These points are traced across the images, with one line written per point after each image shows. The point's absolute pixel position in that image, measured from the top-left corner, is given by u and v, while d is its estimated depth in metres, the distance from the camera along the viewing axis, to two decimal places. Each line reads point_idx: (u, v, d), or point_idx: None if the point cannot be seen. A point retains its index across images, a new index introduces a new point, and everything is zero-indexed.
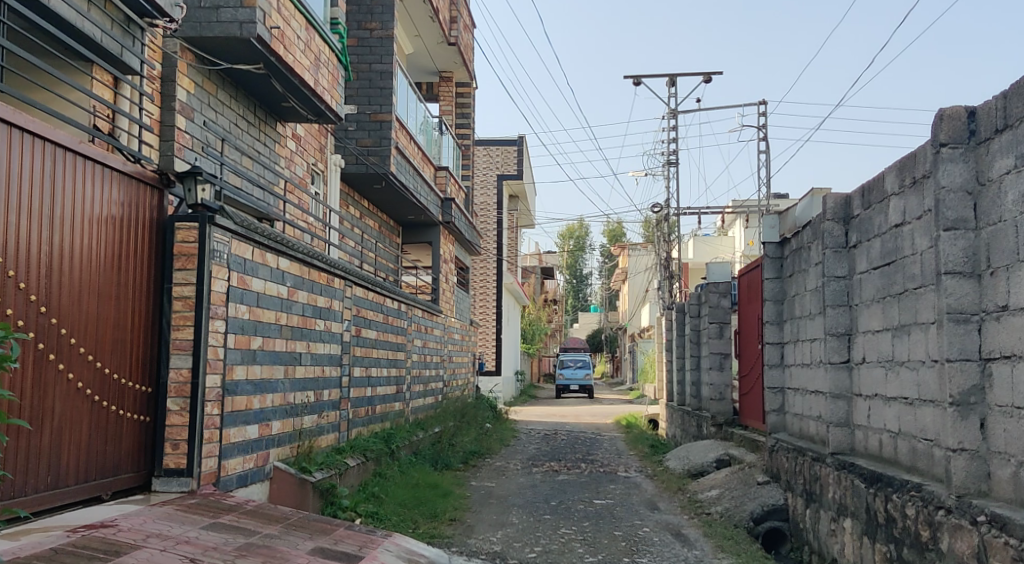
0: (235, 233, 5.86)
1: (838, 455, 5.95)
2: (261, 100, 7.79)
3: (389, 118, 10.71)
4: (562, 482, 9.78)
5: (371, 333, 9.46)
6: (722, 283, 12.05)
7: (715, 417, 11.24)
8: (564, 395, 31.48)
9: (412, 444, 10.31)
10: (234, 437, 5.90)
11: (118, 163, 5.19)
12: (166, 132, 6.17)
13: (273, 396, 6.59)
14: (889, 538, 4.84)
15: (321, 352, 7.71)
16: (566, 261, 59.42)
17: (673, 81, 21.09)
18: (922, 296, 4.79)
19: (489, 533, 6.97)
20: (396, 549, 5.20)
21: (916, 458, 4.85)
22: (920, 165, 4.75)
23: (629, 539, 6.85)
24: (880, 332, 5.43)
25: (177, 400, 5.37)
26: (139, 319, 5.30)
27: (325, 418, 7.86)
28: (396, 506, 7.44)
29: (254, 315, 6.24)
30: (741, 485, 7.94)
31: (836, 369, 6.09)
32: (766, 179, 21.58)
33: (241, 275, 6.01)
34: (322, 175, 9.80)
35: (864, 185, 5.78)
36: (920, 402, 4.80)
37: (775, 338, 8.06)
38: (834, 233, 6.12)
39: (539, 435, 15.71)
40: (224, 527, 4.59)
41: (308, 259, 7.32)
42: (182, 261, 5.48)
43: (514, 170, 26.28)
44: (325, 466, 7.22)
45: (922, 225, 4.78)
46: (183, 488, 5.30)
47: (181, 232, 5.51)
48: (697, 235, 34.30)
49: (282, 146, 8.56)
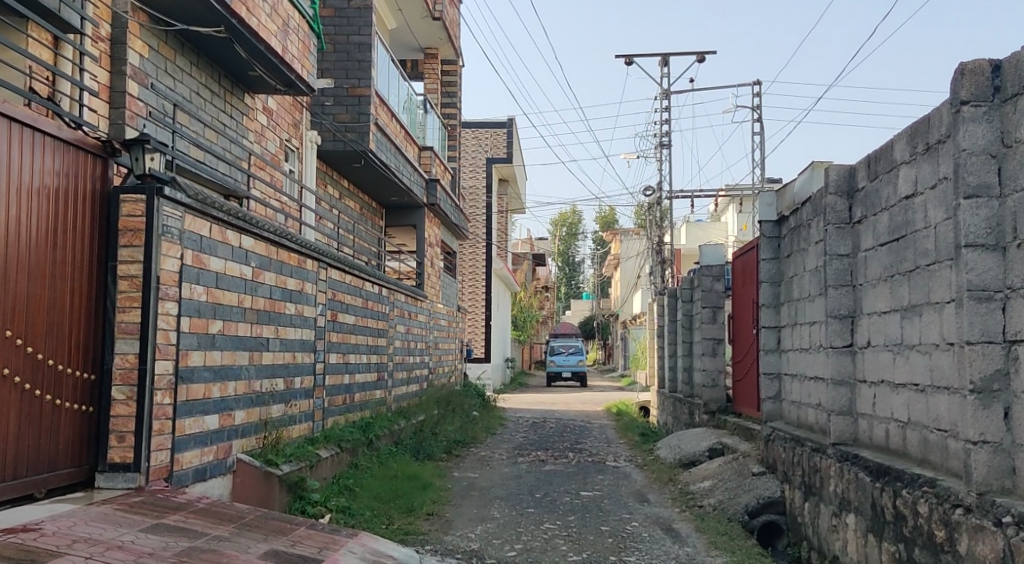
0: (189, 207, 5.41)
1: (840, 446, 5.54)
2: (225, 68, 7.32)
3: (368, 92, 10.20)
4: (549, 472, 9.37)
5: (348, 317, 9.00)
6: (715, 266, 11.46)
7: (707, 405, 10.86)
8: (555, 383, 31.09)
9: (392, 433, 9.89)
10: (189, 428, 5.46)
11: (53, 128, 4.72)
12: (116, 99, 5.69)
13: (236, 384, 6.14)
14: (898, 537, 4.44)
15: (291, 337, 7.26)
16: (558, 248, 58.87)
17: (667, 60, 20.58)
18: (936, 273, 4.36)
19: (468, 529, 6.54)
20: (361, 550, 4.76)
21: (928, 451, 4.45)
22: (935, 129, 4.33)
23: (617, 535, 6.43)
24: (888, 313, 5.02)
25: (123, 388, 4.95)
26: (80, 299, 4.86)
27: (297, 407, 7.41)
28: (371, 501, 7.01)
29: (213, 296, 5.80)
30: (735, 476, 7.53)
31: (838, 354, 5.68)
32: (761, 162, 21.10)
33: (197, 254, 5.56)
34: (297, 151, 9.32)
35: (870, 155, 5.35)
36: (933, 389, 4.39)
37: (771, 322, 7.66)
38: (837, 208, 5.69)
39: (529, 424, 15.25)
40: (166, 528, 4.15)
41: (277, 238, 6.86)
42: (127, 237, 5.03)
43: (503, 153, 25.80)
44: (294, 458, 6.78)
45: (937, 195, 4.35)
46: (130, 484, 4.88)
47: (127, 205, 5.06)
48: (689, 221, 33.86)
49: (251, 119, 8.08)
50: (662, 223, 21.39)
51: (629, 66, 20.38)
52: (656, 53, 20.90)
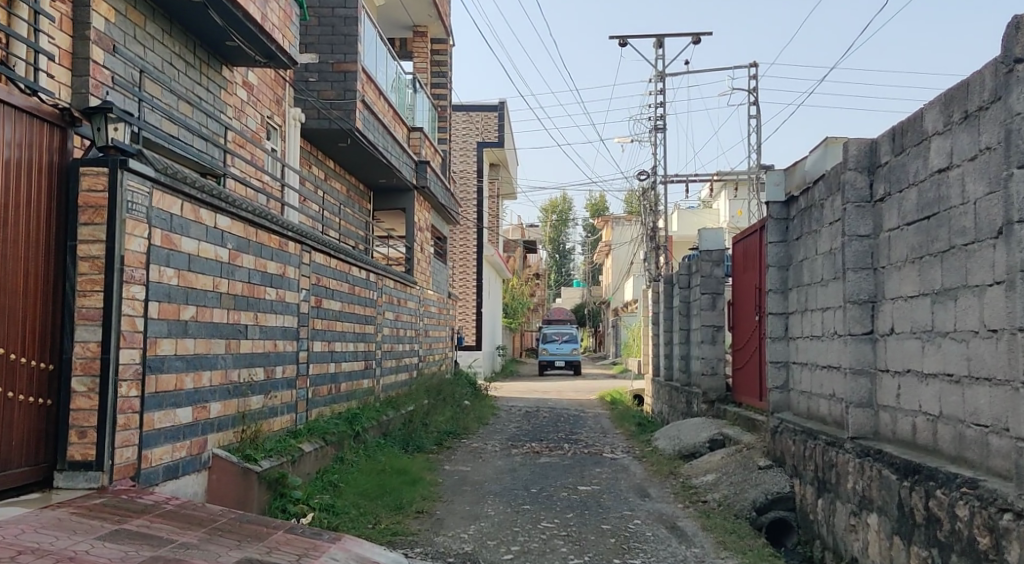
0: (158, 183, 4.98)
1: (860, 440, 5.17)
2: (201, 37, 6.86)
3: (353, 68, 9.76)
4: (543, 465, 9.00)
5: (334, 304, 8.56)
6: (715, 251, 11.02)
7: (706, 394, 10.50)
8: (547, 371, 30.73)
9: (380, 425, 9.50)
10: (159, 422, 5.05)
11: (5, 93, 4.28)
12: (79, 66, 5.23)
13: (211, 373, 5.73)
14: (931, 541, 4.09)
15: (272, 324, 6.84)
16: (549, 235, 58.42)
17: (661, 42, 20.10)
18: (976, 253, 4.00)
19: (460, 528, 6.14)
20: (344, 557, 4.36)
21: (964, 447, 4.10)
22: (976, 95, 3.98)
23: (619, 534, 6.05)
24: (915, 298, 4.65)
25: (84, 380, 4.52)
26: (34, 283, 4.42)
27: (278, 398, 6.99)
28: (356, 497, 6.62)
29: (185, 280, 5.37)
30: (740, 469, 7.17)
31: (857, 342, 5.29)
32: (756, 146, 20.67)
33: (167, 234, 5.14)
34: (279, 130, 8.87)
35: (895, 127, 4.96)
36: (971, 381, 4.05)
37: (778, 308, 7.29)
38: (857, 184, 5.29)
39: (521, 413, 14.90)
40: (127, 536, 3.74)
41: (255, 219, 6.41)
42: (88, 214, 4.58)
43: (495, 137, 25.34)
44: (275, 454, 6.37)
45: (978, 167, 4.00)
46: (92, 485, 4.46)
47: (88, 179, 4.60)
48: (682, 207, 33.41)
49: (230, 93, 7.62)
50: (657, 208, 20.94)
51: (623, 47, 19.87)
52: (651, 34, 20.39)
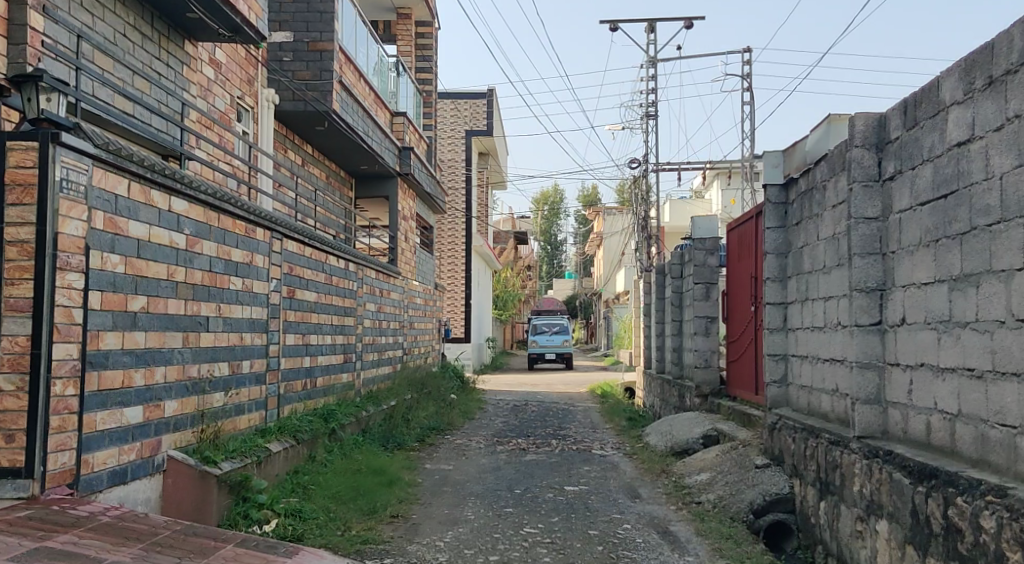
0: (98, 160, 4.52)
1: (867, 440, 4.76)
2: (158, 7, 6.39)
3: (330, 47, 9.29)
4: (530, 463, 8.58)
5: (308, 294, 8.10)
6: (708, 239, 10.54)
7: (699, 388, 10.09)
8: (538, 365, 30.36)
9: (359, 421, 9.08)
10: (104, 423, 4.60)
11: None
12: (14, 33, 4.74)
13: (165, 369, 5.29)
14: (950, 553, 3.70)
15: (238, 316, 6.39)
16: (540, 225, 58.10)
17: (652, 27, 19.67)
18: (1002, 234, 3.60)
19: (436, 535, 5.72)
20: None
21: (987, 449, 3.71)
22: (1003, 58, 3.57)
23: (607, 541, 5.63)
24: (930, 286, 4.24)
25: (12, 378, 4.08)
26: None
27: (245, 396, 6.55)
28: (326, 501, 6.19)
29: (133, 268, 4.92)
30: (735, 468, 6.76)
31: (864, 333, 4.87)
32: (750, 133, 20.26)
33: (111, 217, 4.68)
34: (250, 112, 8.38)
35: (908, 99, 4.53)
36: (995, 376, 3.65)
37: (777, 297, 6.86)
38: (863, 162, 4.87)
39: (509, 407, 14.49)
40: (47, 555, 3.30)
41: (217, 203, 5.95)
42: (16, 194, 4.15)
43: (483, 124, 24.80)
44: (238, 455, 5.92)
45: (1005, 138, 3.59)
46: (20, 494, 4.03)
47: (15, 154, 4.15)
48: (675, 197, 33.01)
49: (194, 70, 7.15)
50: (649, 197, 20.49)
51: (615, 32, 19.38)
52: (642, 18, 19.93)
